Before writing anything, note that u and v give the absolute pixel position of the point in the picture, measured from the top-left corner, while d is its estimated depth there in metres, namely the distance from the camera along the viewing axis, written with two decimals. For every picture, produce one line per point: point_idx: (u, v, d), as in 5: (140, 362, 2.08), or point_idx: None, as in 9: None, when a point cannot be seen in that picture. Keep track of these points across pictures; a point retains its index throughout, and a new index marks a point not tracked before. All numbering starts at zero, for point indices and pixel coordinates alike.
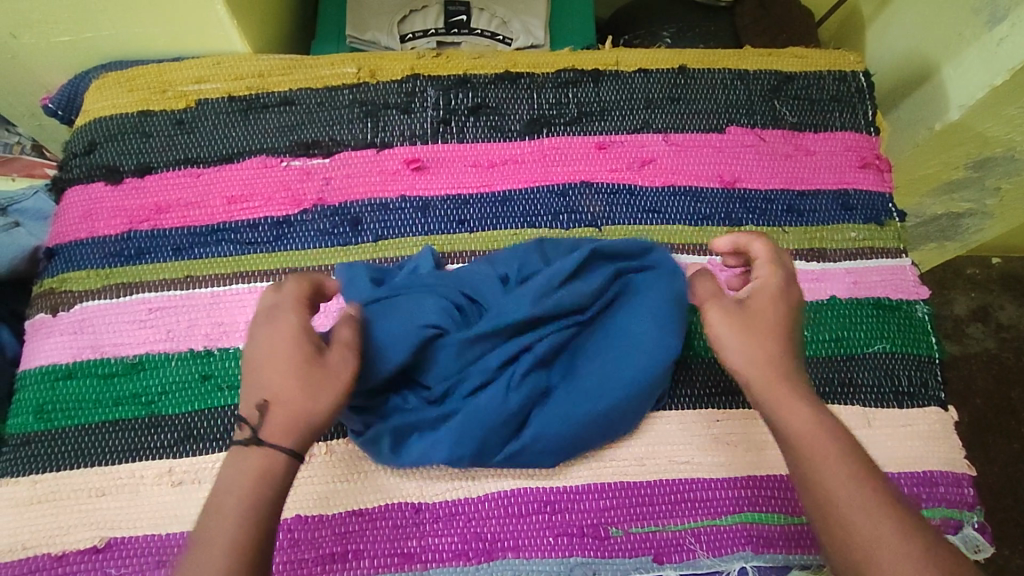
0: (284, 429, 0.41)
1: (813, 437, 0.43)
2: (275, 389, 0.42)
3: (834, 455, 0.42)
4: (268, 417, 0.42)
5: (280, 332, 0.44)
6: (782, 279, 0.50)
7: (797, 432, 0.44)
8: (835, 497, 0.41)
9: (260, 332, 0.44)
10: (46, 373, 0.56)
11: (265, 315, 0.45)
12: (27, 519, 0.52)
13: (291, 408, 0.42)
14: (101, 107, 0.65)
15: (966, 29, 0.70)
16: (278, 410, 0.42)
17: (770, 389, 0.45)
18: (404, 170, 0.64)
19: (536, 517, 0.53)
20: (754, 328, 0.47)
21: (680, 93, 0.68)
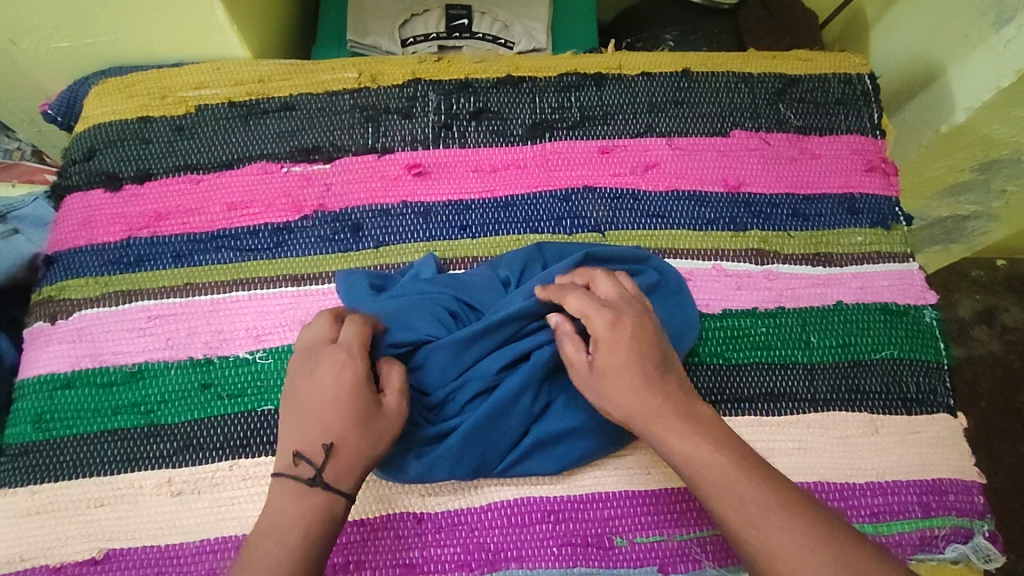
0: (348, 473, 0.44)
1: (698, 460, 0.43)
2: (342, 434, 0.44)
3: (723, 471, 0.43)
4: (334, 461, 0.43)
5: (347, 379, 0.45)
6: (608, 319, 0.48)
7: (681, 458, 0.44)
8: (733, 517, 0.41)
9: (322, 374, 0.46)
10: (45, 382, 0.56)
11: (328, 356, 0.46)
12: (26, 530, 0.52)
13: (355, 455, 0.44)
14: (100, 114, 0.65)
15: (972, 31, 0.70)
16: (344, 455, 0.44)
17: (651, 424, 0.45)
18: (406, 175, 0.64)
19: (539, 527, 0.52)
20: (611, 386, 0.47)
21: (684, 97, 0.68)
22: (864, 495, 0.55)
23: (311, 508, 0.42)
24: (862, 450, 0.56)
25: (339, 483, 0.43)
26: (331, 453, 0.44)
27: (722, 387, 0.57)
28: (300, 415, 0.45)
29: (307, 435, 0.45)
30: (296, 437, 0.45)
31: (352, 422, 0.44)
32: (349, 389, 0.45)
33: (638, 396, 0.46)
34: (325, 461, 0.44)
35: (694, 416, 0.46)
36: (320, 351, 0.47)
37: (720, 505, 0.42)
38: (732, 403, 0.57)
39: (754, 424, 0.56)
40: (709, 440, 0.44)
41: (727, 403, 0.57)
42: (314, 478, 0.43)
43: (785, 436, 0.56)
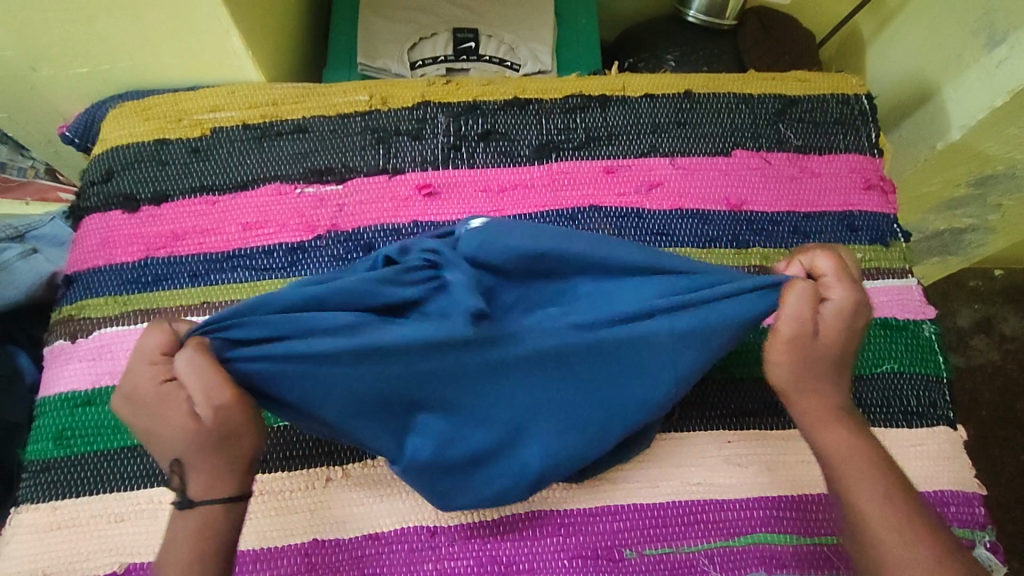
0: (201, 483, 0.44)
1: (850, 462, 0.47)
2: (177, 451, 0.43)
3: (869, 480, 0.46)
4: (184, 477, 0.44)
5: (150, 403, 0.44)
6: (857, 299, 0.48)
7: (834, 453, 0.47)
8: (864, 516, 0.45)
9: (131, 405, 0.44)
10: (66, 400, 0.57)
11: (129, 383, 0.44)
12: (48, 545, 0.53)
13: (196, 465, 0.43)
14: (118, 136, 0.67)
15: (966, 52, 0.72)
16: (188, 467, 0.43)
17: (812, 413, 0.48)
18: (416, 196, 0.65)
19: (551, 539, 0.53)
20: (811, 358, 0.47)
21: (686, 117, 0.70)
22: None
23: (193, 517, 0.44)
24: None
25: (201, 494, 0.44)
26: (177, 470, 0.44)
27: (728, 402, 0.58)
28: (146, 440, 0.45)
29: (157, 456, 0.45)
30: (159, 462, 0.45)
31: (179, 439, 0.43)
32: (162, 414, 0.43)
33: (815, 381, 0.48)
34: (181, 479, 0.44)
35: (853, 419, 0.49)
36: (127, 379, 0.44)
37: (861, 504, 0.46)
38: (739, 417, 0.58)
39: (758, 437, 0.57)
40: (865, 448, 0.47)
41: (734, 417, 0.58)
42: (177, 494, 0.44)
43: (790, 450, 0.57)
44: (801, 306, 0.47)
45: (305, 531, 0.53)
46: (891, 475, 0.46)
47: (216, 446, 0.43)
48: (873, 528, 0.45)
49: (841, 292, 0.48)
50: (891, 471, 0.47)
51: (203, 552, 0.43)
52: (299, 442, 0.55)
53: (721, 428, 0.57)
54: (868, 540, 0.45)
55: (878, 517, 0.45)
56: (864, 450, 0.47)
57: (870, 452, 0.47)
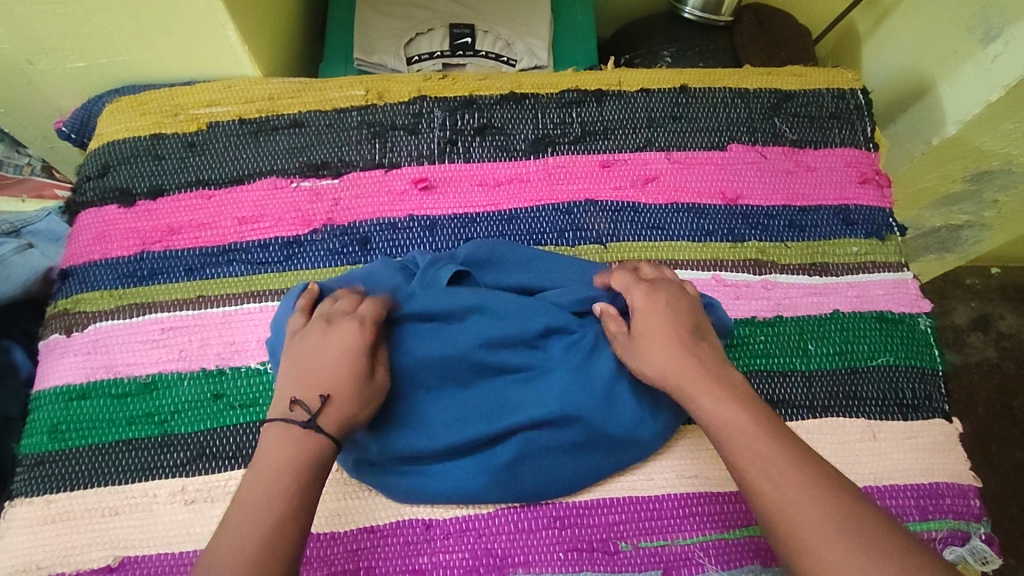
0: (338, 426, 0.46)
1: (728, 425, 0.46)
2: (339, 389, 0.47)
3: (753, 438, 0.45)
4: (327, 412, 0.46)
5: (348, 338, 0.48)
6: (645, 293, 0.53)
7: (712, 420, 0.47)
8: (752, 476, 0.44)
9: (326, 333, 0.49)
10: (61, 393, 0.57)
11: (341, 321, 0.49)
12: (41, 538, 0.52)
13: (344, 411, 0.46)
14: (114, 131, 0.67)
15: (961, 47, 0.72)
16: (337, 405, 0.46)
17: (684, 386, 0.48)
18: (412, 190, 0.65)
19: (546, 532, 0.53)
20: (655, 347, 0.50)
21: (682, 112, 0.70)
22: None
23: (305, 450, 0.45)
24: (860, 455, 0.57)
25: (329, 435, 0.45)
26: (328, 401, 0.46)
27: None
28: (302, 367, 0.48)
29: (300, 380, 0.47)
30: (294, 386, 0.47)
31: (348, 381, 0.47)
32: (350, 353, 0.48)
33: (674, 359, 0.49)
34: (321, 409, 0.46)
35: (731, 383, 0.48)
36: (332, 315, 0.50)
37: (745, 463, 0.45)
38: None
39: None
40: (745, 409, 0.47)
41: None
42: (306, 423, 0.45)
43: None
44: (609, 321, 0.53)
45: None
46: (777, 429, 0.46)
47: (367, 408, 0.48)
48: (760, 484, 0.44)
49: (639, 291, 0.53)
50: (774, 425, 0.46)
51: (294, 503, 0.43)
52: None
53: None
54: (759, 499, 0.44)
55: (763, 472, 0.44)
56: (743, 410, 0.47)
57: (749, 410, 0.47)
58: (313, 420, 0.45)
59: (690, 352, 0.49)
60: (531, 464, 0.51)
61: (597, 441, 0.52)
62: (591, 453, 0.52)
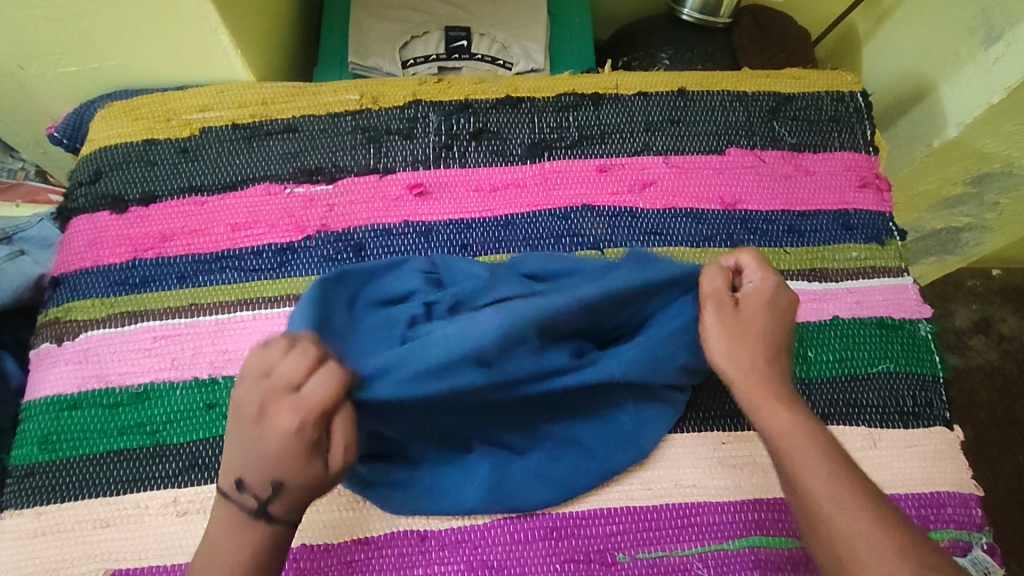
0: (288, 511, 0.43)
1: (791, 440, 0.48)
2: (285, 482, 0.42)
3: (816, 457, 0.46)
4: (277, 501, 0.42)
5: (295, 428, 0.40)
6: (772, 282, 0.54)
7: (773, 431, 0.49)
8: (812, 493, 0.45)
9: (269, 413, 0.41)
10: (51, 403, 0.56)
11: (283, 404, 0.40)
12: (32, 551, 0.52)
13: (294, 499, 0.42)
14: (106, 137, 0.66)
15: (962, 49, 0.71)
16: (286, 496, 0.42)
17: (750, 392, 0.51)
18: (407, 196, 0.65)
19: (542, 543, 0.53)
20: (744, 327, 0.52)
21: (680, 116, 0.69)
22: None
23: (258, 533, 0.43)
24: (861, 464, 0.57)
25: (280, 520, 0.43)
26: (277, 492, 0.42)
27: (720, 403, 0.58)
28: (244, 449, 0.42)
29: (244, 461, 0.42)
30: (238, 466, 0.43)
31: (294, 475, 0.41)
32: (292, 447, 0.41)
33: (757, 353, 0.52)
34: (270, 497, 0.42)
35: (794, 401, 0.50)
36: (276, 388, 0.41)
37: (807, 482, 0.45)
38: (733, 418, 0.57)
39: (752, 438, 0.57)
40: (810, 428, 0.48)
41: (727, 417, 0.57)
42: (255, 510, 0.43)
43: None
44: (716, 282, 0.54)
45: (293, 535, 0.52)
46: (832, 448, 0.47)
47: (318, 496, 0.43)
48: (822, 505, 0.44)
49: (760, 278, 0.54)
50: (828, 443, 0.47)
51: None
52: None
53: (715, 430, 0.57)
54: (812, 511, 0.45)
55: (818, 486, 0.45)
56: (805, 428, 0.48)
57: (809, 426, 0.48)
58: (262, 508, 0.43)
59: (763, 356, 0.52)
60: (526, 465, 0.53)
61: (591, 443, 0.54)
62: (583, 456, 0.54)
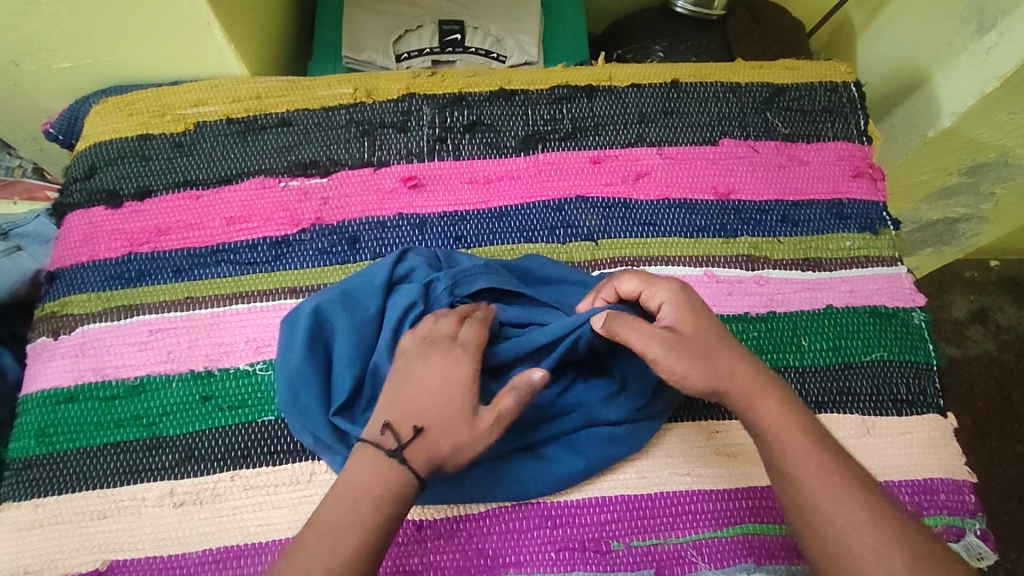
0: (423, 459, 0.45)
1: (782, 431, 0.46)
2: (431, 420, 0.46)
3: (808, 450, 0.45)
4: (416, 444, 0.45)
5: (457, 373, 0.47)
6: (675, 288, 0.51)
7: (770, 425, 0.47)
8: (808, 489, 0.44)
9: (431, 363, 0.48)
10: (47, 397, 0.57)
11: (444, 348, 0.49)
12: (29, 543, 0.52)
13: (434, 444, 0.46)
14: (101, 132, 0.66)
15: (955, 38, 0.71)
16: (429, 438, 0.45)
17: (741, 390, 0.48)
18: (401, 188, 0.65)
19: (537, 532, 0.53)
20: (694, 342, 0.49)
21: (674, 107, 0.69)
22: None
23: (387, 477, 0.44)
24: (855, 451, 0.57)
25: (413, 470, 0.45)
26: (419, 433, 0.46)
27: None
28: (401, 395, 0.48)
29: (399, 403, 0.47)
30: (388, 411, 0.47)
31: (444, 414, 0.46)
32: (455, 387, 0.47)
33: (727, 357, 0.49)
34: (412, 439, 0.45)
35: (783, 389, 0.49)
36: (437, 343, 0.49)
37: (803, 477, 0.44)
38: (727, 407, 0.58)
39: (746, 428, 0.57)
40: (799, 418, 0.47)
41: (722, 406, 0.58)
42: (393, 451, 0.45)
43: None
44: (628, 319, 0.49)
45: (289, 526, 0.52)
46: (826, 442, 0.46)
47: (458, 450, 0.46)
48: (816, 499, 0.44)
49: (661, 288, 0.51)
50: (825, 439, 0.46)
51: (375, 532, 0.43)
52: (287, 436, 0.55)
53: (709, 418, 0.57)
54: (806, 505, 0.44)
55: (817, 482, 0.44)
56: (795, 418, 0.47)
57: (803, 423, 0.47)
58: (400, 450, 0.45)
59: (736, 353, 0.49)
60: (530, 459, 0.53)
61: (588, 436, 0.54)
62: (579, 449, 0.53)
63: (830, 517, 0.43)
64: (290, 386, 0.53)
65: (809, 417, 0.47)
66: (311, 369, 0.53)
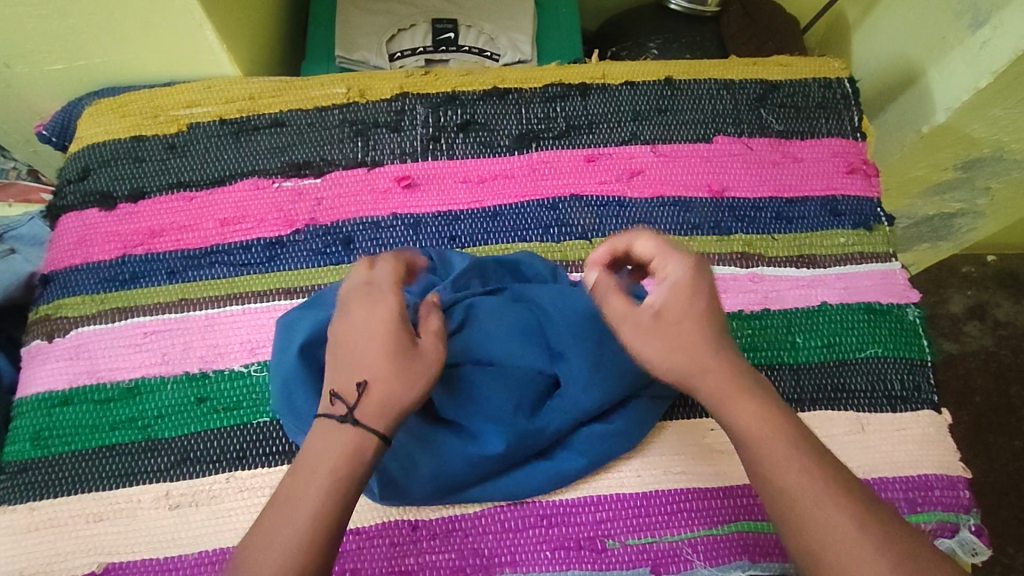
0: (379, 418, 0.42)
1: (764, 437, 0.42)
2: (372, 372, 0.42)
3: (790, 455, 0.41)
4: (364, 403, 0.42)
5: (377, 316, 0.44)
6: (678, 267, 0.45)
7: (749, 430, 0.42)
8: (794, 499, 0.40)
9: (363, 309, 0.44)
10: (43, 400, 0.57)
11: (359, 295, 0.45)
12: (26, 546, 0.52)
13: (383, 399, 0.42)
14: (94, 134, 0.66)
15: (949, 33, 0.71)
16: (376, 393, 0.42)
17: (716, 387, 0.43)
18: (395, 188, 0.65)
19: (533, 531, 0.53)
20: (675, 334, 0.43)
21: (667, 104, 0.69)
22: None
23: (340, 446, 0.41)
24: (849, 448, 0.57)
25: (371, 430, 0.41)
26: (364, 390, 0.42)
27: None
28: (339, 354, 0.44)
29: (342, 367, 0.43)
30: (331, 378, 0.43)
31: (381, 361, 0.43)
32: (384, 326, 0.43)
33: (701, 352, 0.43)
34: (357, 400, 0.42)
35: (761, 387, 0.44)
36: (357, 293, 0.45)
37: (788, 487, 0.40)
38: None
39: None
40: (778, 418, 0.43)
41: None
42: (344, 417, 0.42)
43: None
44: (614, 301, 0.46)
45: None
46: (807, 443, 0.42)
47: (409, 389, 0.42)
48: (801, 510, 0.40)
49: (673, 260, 0.45)
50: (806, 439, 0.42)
51: (331, 513, 0.39)
52: (279, 437, 0.55)
53: (703, 416, 0.57)
54: (792, 517, 0.40)
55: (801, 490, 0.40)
56: (775, 419, 0.43)
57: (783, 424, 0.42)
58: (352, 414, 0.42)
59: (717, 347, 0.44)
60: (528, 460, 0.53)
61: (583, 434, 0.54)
62: (572, 445, 0.54)
63: (820, 529, 0.39)
64: (284, 387, 0.53)
65: (790, 417, 0.43)
66: (304, 370, 0.53)
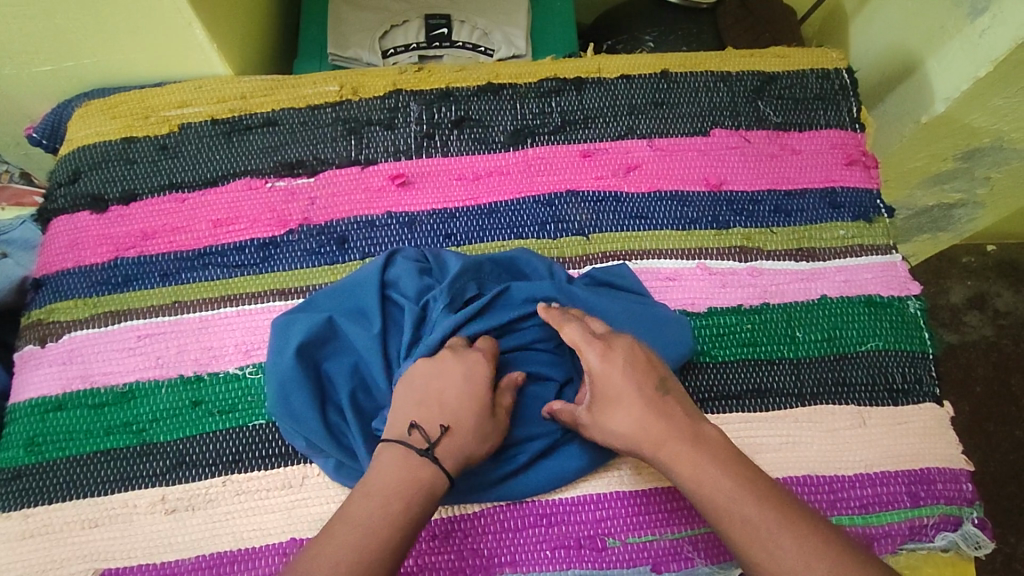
0: (453, 461, 0.46)
1: (709, 485, 0.44)
2: (459, 423, 0.47)
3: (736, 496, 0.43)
4: (446, 443, 0.46)
5: (472, 374, 0.49)
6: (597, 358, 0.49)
7: (691, 483, 0.45)
8: (743, 540, 0.42)
9: (451, 366, 0.49)
10: (36, 406, 0.56)
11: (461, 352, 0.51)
12: (20, 553, 0.52)
13: (462, 444, 0.47)
14: (85, 136, 0.65)
15: (948, 22, 0.70)
16: (456, 437, 0.47)
17: (660, 447, 0.46)
18: (389, 186, 0.64)
19: (533, 530, 0.53)
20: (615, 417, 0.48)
21: (664, 98, 0.68)
22: (854, 487, 0.55)
23: (418, 477, 0.44)
24: (850, 442, 0.56)
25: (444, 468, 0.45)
26: (448, 433, 0.47)
27: (712, 386, 0.58)
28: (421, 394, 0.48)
29: (424, 406, 0.48)
30: (412, 411, 0.48)
31: (470, 415, 0.48)
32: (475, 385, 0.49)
33: (640, 419, 0.47)
34: (440, 439, 0.46)
35: (700, 436, 0.46)
36: (454, 350, 0.51)
37: (734, 530, 0.43)
38: (722, 400, 0.57)
39: (744, 420, 0.57)
40: (720, 461, 0.45)
41: (717, 400, 0.57)
42: (424, 450, 0.46)
43: (773, 431, 0.56)
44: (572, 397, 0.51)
45: (284, 530, 0.52)
46: (756, 480, 0.44)
47: (481, 442, 0.48)
48: (751, 550, 0.42)
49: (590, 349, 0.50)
50: (748, 474, 0.45)
51: (397, 538, 0.42)
52: (277, 438, 0.55)
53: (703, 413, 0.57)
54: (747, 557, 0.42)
55: (749, 530, 0.42)
56: (717, 463, 0.45)
57: (726, 466, 0.45)
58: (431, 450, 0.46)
59: (652, 411, 0.47)
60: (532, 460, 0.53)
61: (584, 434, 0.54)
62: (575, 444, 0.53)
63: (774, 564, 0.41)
64: (281, 388, 0.52)
65: (734, 457, 0.46)
66: (302, 372, 0.53)
